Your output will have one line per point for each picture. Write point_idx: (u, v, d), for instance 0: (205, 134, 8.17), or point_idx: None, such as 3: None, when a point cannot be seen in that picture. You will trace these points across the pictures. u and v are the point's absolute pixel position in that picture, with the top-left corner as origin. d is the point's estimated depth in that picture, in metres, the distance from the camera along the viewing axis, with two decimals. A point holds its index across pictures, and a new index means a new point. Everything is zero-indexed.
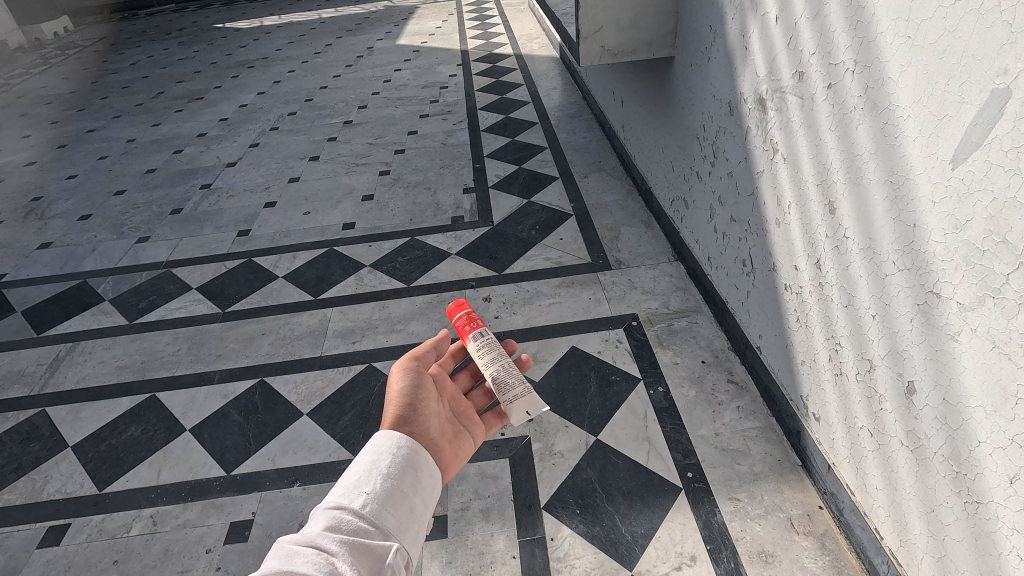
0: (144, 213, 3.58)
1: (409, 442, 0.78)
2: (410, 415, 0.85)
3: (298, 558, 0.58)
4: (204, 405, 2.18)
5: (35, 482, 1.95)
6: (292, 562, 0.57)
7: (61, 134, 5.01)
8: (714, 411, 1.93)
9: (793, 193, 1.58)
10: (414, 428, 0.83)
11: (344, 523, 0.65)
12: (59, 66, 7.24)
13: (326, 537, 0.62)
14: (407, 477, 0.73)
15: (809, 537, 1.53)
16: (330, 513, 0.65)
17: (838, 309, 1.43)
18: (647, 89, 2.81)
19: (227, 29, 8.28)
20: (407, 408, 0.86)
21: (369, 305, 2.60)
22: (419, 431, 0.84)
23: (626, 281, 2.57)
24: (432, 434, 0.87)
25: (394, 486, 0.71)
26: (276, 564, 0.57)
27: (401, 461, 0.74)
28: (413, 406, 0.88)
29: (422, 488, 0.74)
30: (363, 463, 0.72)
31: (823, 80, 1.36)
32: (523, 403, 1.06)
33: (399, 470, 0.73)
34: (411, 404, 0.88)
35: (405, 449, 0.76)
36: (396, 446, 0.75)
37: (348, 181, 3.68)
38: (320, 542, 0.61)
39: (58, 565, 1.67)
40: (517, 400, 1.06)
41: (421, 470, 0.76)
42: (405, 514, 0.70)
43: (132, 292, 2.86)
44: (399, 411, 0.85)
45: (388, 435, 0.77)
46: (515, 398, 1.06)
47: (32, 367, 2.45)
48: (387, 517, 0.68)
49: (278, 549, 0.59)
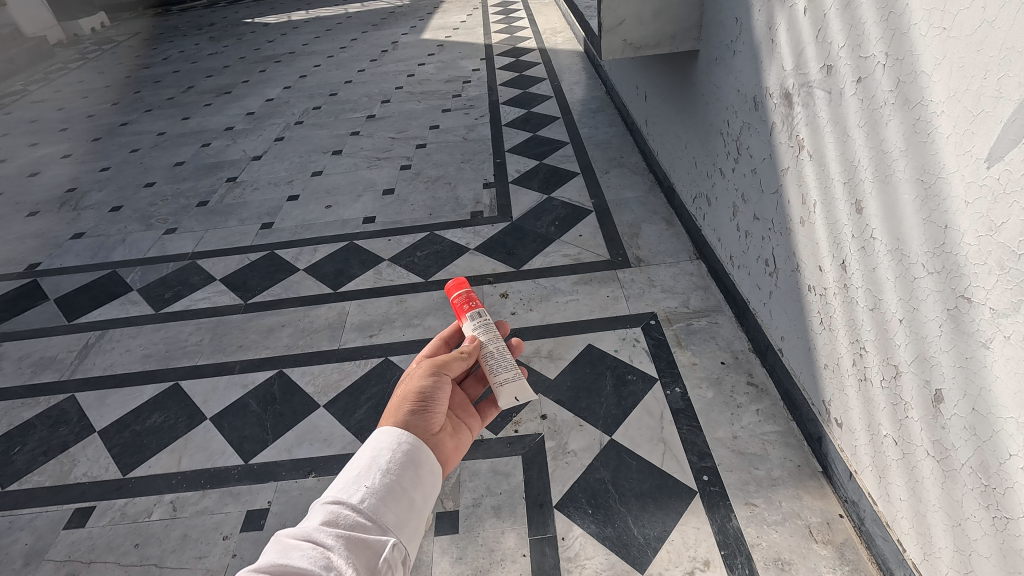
0: (172, 205, 3.66)
1: (412, 439, 0.76)
2: (419, 410, 0.84)
3: (294, 553, 0.58)
4: (224, 394, 2.22)
5: (63, 465, 2.01)
6: (287, 557, 0.57)
7: (95, 128, 5.16)
8: (732, 413, 1.89)
9: (819, 192, 1.52)
10: (420, 424, 0.82)
11: (342, 517, 0.64)
12: (95, 61, 7.44)
13: (323, 531, 0.61)
14: (407, 473, 0.71)
15: (827, 546, 1.49)
16: (328, 507, 0.65)
17: (863, 311, 1.38)
18: (670, 83, 2.76)
19: (256, 24, 8.40)
20: (419, 403, 0.85)
21: (386, 299, 2.61)
22: (426, 427, 0.83)
23: (645, 279, 2.53)
24: (439, 430, 0.86)
25: (395, 481, 0.70)
26: (272, 558, 0.57)
27: (402, 457, 0.73)
28: (425, 402, 0.86)
29: (422, 484, 0.72)
30: (364, 458, 0.71)
31: (852, 74, 1.31)
32: (513, 387, 1.01)
33: (399, 466, 0.71)
34: (423, 399, 0.86)
35: (406, 445, 0.74)
36: (396, 442, 0.74)
37: (369, 175, 3.70)
38: (316, 536, 0.61)
39: (82, 547, 1.73)
40: (507, 384, 1.01)
41: (423, 466, 0.74)
42: (405, 509, 0.68)
43: (159, 282, 2.93)
44: (409, 406, 0.84)
45: (391, 432, 0.76)
46: (506, 382, 1.01)
47: (62, 354, 2.54)
48: (386, 512, 0.66)
49: (275, 543, 0.59)
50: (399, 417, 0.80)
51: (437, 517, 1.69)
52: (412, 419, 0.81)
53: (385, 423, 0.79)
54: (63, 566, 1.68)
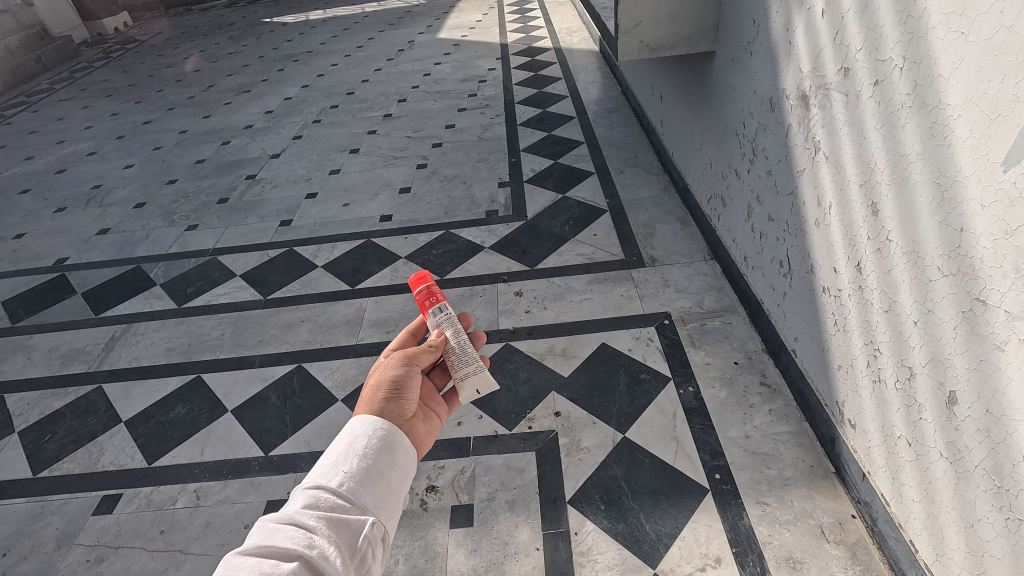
0: (194, 202, 3.74)
1: (387, 424, 0.75)
2: (392, 397, 0.82)
3: (279, 535, 0.58)
4: (245, 387, 2.28)
5: (92, 454, 2.08)
6: (271, 539, 0.58)
7: (119, 126, 5.27)
8: (745, 413, 1.90)
9: (835, 194, 1.53)
10: (394, 411, 0.80)
11: (322, 500, 0.64)
12: (118, 60, 7.57)
13: (305, 514, 0.62)
14: (384, 456, 0.71)
15: (839, 546, 1.50)
16: (308, 492, 0.64)
17: (878, 313, 1.39)
18: (686, 84, 2.76)
19: (275, 23, 8.50)
20: (393, 391, 0.83)
21: (403, 296, 2.65)
22: (400, 414, 0.81)
23: (659, 279, 2.54)
24: (413, 416, 0.84)
25: (372, 464, 0.69)
26: (257, 540, 0.58)
27: (378, 441, 0.72)
28: (398, 390, 0.84)
29: (399, 466, 0.72)
30: (341, 442, 0.71)
31: (870, 76, 1.32)
32: (474, 380, 1.00)
33: (376, 450, 0.71)
34: (396, 387, 0.84)
35: (381, 431, 0.73)
36: (372, 428, 0.73)
37: (386, 173, 3.75)
38: (300, 519, 0.61)
39: (110, 533, 1.79)
40: (469, 377, 1.00)
41: (399, 449, 0.73)
42: (383, 490, 0.68)
43: (181, 278, 3.00)
44: (382, 394, 0.82)
45: (366, 419, 0.75)
46: (468, 376, 1.00)
47: (90, 346, 2.61)
48: (365, 493, 0.66)
49: (260, 527, 0.60)
50: (374, 405, 0.79)
51: (452, 510, 1.73)
52: (386, 407, 0.80)
53: (361, 412, 0.77)
54: (92, 550, 1.74)
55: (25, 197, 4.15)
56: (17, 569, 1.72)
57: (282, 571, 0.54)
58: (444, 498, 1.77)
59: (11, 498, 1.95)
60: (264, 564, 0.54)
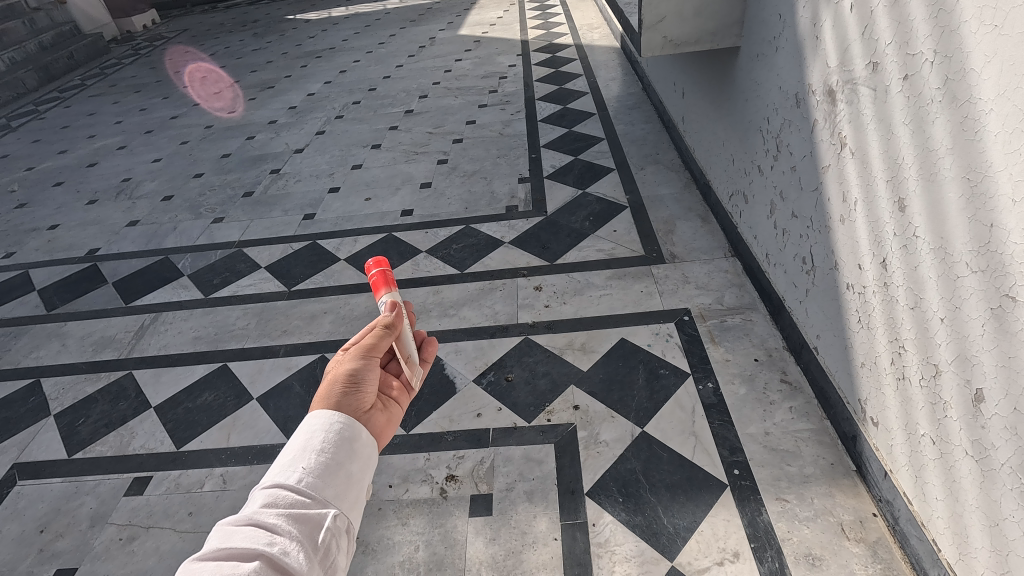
0: (220, 195, 3.82)
1: (344, 416, 0.66)
2: (349, 390, 0.70)
3: (237, 536, 0.52)
4: (270, 375, 2.33)
5: (123, 437, 2.15)
6: (229, 541, 0.51)
7: (147, 121, 5.39)
8: (765, 410, 1.89)
9: (860, 189, 1.52)
10: (352, 405, 0.69)
11: (280, 498, 0.56)
12: (147, 56, 7.74)
13: (265, 512, 0.55)
14: (343, 448, 0.62)
15: (860, 543, 1.49)
16: (265, 490, 0.57)
17: (903, 310, 1.38)
18: (710, 80, 2.74)
19: (298, 20, 8.61)
20: (349, 382, 0.71)
21: (424, 290, 2.69)
22: (359, 407, 0.69)
23: (679, 275, 2.54)
24: (373, 406, 0.73)
25: (332, 457, 0.61)
26: (214, 544, 0.51)
27: (337, 434, 0.63)
28: (356, 380, 0.72)
29: (360, 458, 0.63)
30: (296, 438, 0.62)
31: (898, 71, 1.31)
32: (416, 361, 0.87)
33: (334, 444, 0.62)
34: (354, 378, 0.72)
35: (339, 424, 0.64)
36: (328, 421, 0.64)
37: (407, 169, 3.79)
38: (259, 518, 0.54)
39: (141, 513, 1.85)
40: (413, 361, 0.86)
41: (358, 441, 0.64)
42: (344, 481, 0.61)
43: (208, 269, 3.07)
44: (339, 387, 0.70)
45: (322, 411, 0.65)
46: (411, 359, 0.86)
47: (121, 333, 2.69)
48: (326, 487, 0.59)
49: (215, 530, 0.53)
50: (329, 399, 0.67)
51: (471, 499, 1.76)
52: (343, 402, 0.68)
53: (316, 407, 0.66)
54: (124, 529, 1.80)
55: (59, 189, 4.28)
56: (54, 546, 1.79)
57: (244, 572, 0.47)
58: (463, 487, 1.79)
59: (48, 478, 2.03)
60: (224, 565, 0.47)
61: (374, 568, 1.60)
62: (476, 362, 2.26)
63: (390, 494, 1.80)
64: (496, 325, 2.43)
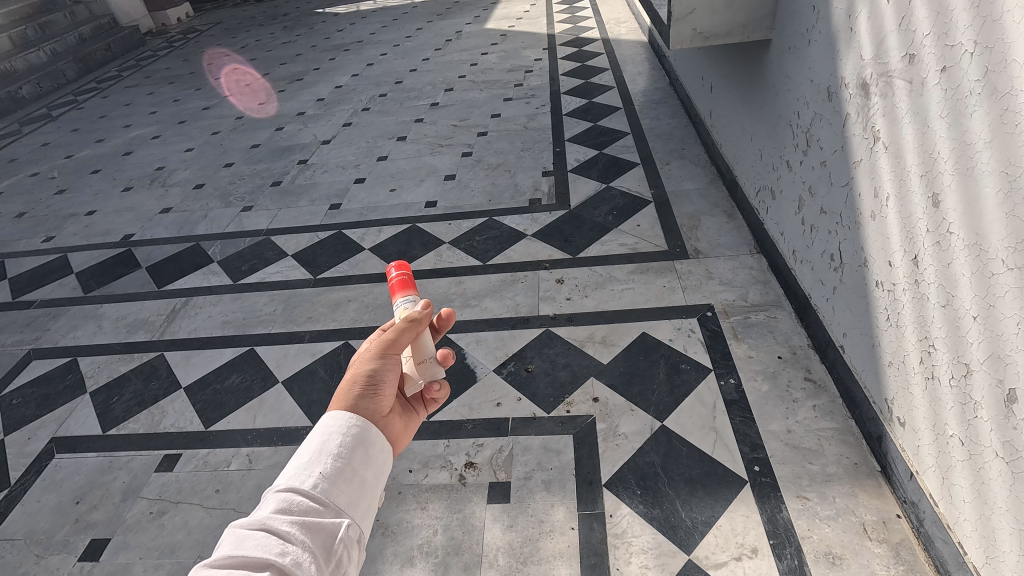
0: (249, 184, 3.90)
1: (360, 417, 0.66)
2: (367, 392, 0.71)
3: (249, 543, 0.51)
4: (295, 360, 2.39)
5: (155, 416, 2.22)
6: (241, 548, 0.50)
7: (181, 111, 5.52)
8: (787, 408, 1.87)
9: (892, 184, 1.49)
10: (370, 407, 0.69)
11: (295, 504, 0.56)
12: (180, 48, 7.90)
13: (277, 519, 0.55)
14: (359, 453, 0.62)
15: (882, 544, 1.47)
16: (280, 494, 0.57)
17: (934, 309, 1.35)
18: (739, 75, 2.71)
19: (327, 14, 8.71)
20: (367, 385, 0.71)
21: (446, 280, 2.72)
22: (376, 409, 0.70)
23: (703, 271, 2.52)
24: (389, 411, 0.74)
25: (347, 463, 0.61)
26: (226, 550, 0.51)
27: (352, 438, 0.63)
28: (375, 384, 0.72)
29: (375, 463, 0.64)
30: (312, 441, 0.61)
31: (936, 63, 1.28)
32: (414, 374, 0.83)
33: (350, 449, 0.62)
34: (372, 380, 0.72)
35: (355, 428, 0.64)
36: (345, 425, 0.64)
37: (432, 161, 3.82)
38: (271, 525, 0.54)
39: (171, 489, 1.92)
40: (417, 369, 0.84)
41: (374, 446, 0.64)
42: (358, 489, 0.60)
43: (237, 255, 3.15)
44: (357, 390, 0.70)
45: (339, 412, 0.65)
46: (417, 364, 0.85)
47: (153, 316, 2.78)
48: (339, 494, 0.59)
49: (228, 534, 0.53)
50: (346, 402, 0.68)
51: (489, 486, 1.78)
52: (361, 403, 0.69)
53: (333, 408, 0.67)
54: (154, 504, 1.87)
55: (96, 176, 4.42)
56: (89, 517, 1.86)
57: None
58: (482, 474, 1.81)
59: (83, 452, 2.11)
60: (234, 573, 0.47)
61: (393, 550, 1.63)
62: (497, 353, 2.28)
63: (410, 479, 1.83)
64: (517, 317, 2.44)
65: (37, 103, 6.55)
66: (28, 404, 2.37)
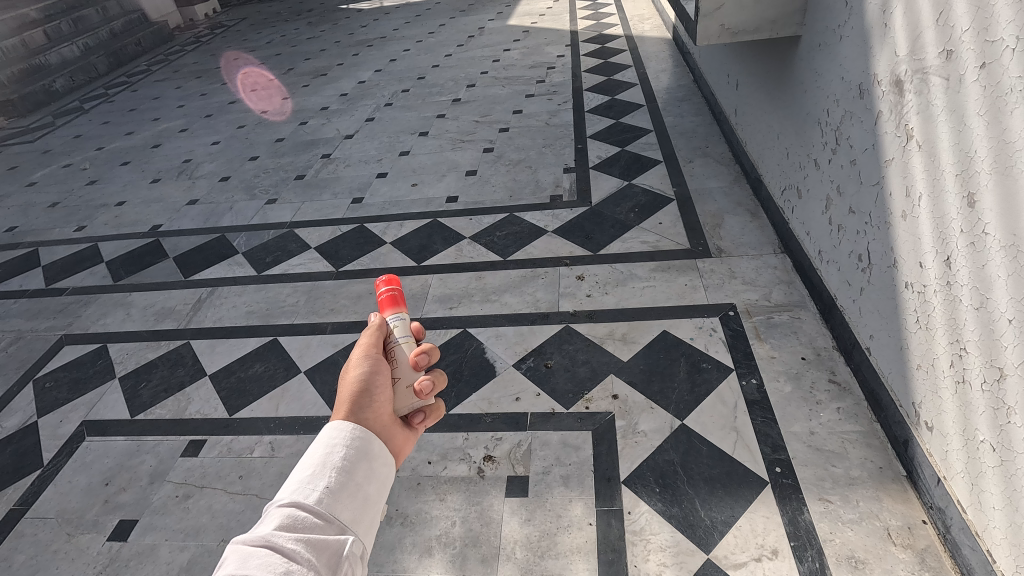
0: (273, 177, 3.95)
1: (362, 428, 0.67)
2: (363, 401, 0.72)
3: (253, 561, 0.49)
4: (317, 351, 2.42)
5: (181, 402, 2.27)
6: (244, 567, 0.48)
7: (207, 105, 5.62)
8: (811, 409, 1.85)
9: (925, 184, 1.46)
10: (367, 416, 0.70)
11: (298, 521, 0.56)
12: (208, 44, 8.04)
13: (280, 536, 0.53)
14: (362, 466, 0.63)
15: (907, 550, 1.45)
16: (283, 510, 0.56)
17: (967, 311, 1.32)
18: (767, 72, 2.68)
19: (351, 10, 8.78)
20: (361, 393, 0.73)
21: (466, 275, 2.73)
22: (375, 418, 0.71)
23: (725, 270, 2.49)
24: (391, 419, 0.75)
25: (350, 477, 0.61)
26: (229, 570, 0.48)
27: (355, 451, 0.63)
28: (368, 391, 0.74)
29: (378, 477, 0.64)
30: (315, 455, 0.62)
31: (975, 59, 1.25)
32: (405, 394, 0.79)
33: (353, 462, 0.62)
34: (365, 389, 0.74)
35: (358, 440, 0.65)
36: (348, 437, 0.64)
37: (453, 156, 3.83)
38: (275, 542, 0.52)
39: (196, 473, 1.96)
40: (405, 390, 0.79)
41: (377, 459, 0.65)
42: (362, 503, 0.61)
43: (261, 247, 3.20)
44: (353, 398, 0.72)
45: (341, 424, 0.65)
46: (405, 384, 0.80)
47: (180, 305, 2.84)
48: (342, 509, 0.59)
49: (228, 555, 0.50)
50: (345, 411, 0.69)
51: (508, 480, 1.78)
52: (358, 413, 0.70)
53: (335, 420, 0.67)
54: (180, 487, 1.91)
55: (126, 168, 4.52)
56: (117, 498, 1.91)
57: None
58: (500, 468, 1.82)
59: (112, 436, 2.17)
60: None
61: (412, 540, 1.65)
62: (516, 348, 2.29)
63: (429, 470, 1.85)
64: (537, 312, 2.44)
65: (71, 96, 6.72)
66: (60, 387, 2.44)
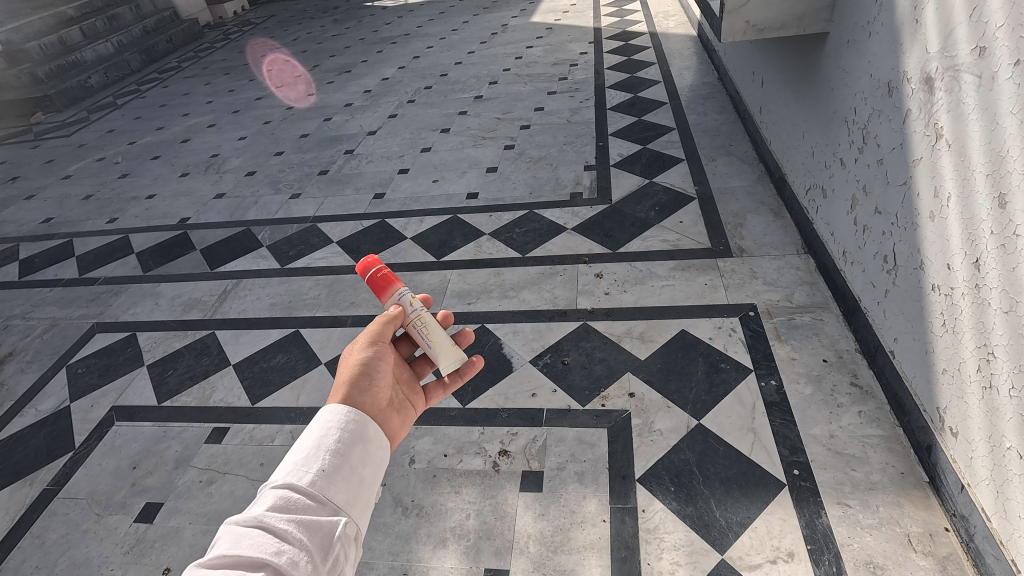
0: (297, 172, 4.02)
1: (358, 411, 0.68)
2: (363, 386, 0.74)
3: (245, 542, 0.51)
4: (338, 343, 2.46)
5: (205, 390, 2.33)
6: (236, 548, 0.51)
7: (235, 101, 5.73)
8: (831, 412, 1.82)
9: (954, 183, 1.43)
10: (365, 400, 0.72)
11: (291, 501, 0.57)
12: (237, 40, 8.20)
13: (274, 517, 0.55)
14: (356, 450, 0.64)
15: (928, 557, 1.42)
16: (278, 491, 0.58)
17: (996, 314, 1.29)
18: (793, 69, 2.64)
19: (376, 7, 8.86)
20: (360, 376, 0.75)
21: (485, 271, 2.74)
22: (373, 402, 0.74)
23: (747, 270, 2.46)
24: (387, 405, 0.78)
25: (344, 459, 0.62)
26: (222, 550, 0.51)
27: (349, 434, 0.65)
28: (368, 374, 0.77)
29: (372, 460, 0.66)
30: (310, 437, 0.63)
31: (1009, 56, 1.21)
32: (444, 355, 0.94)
33: (347, 445, 0.64)
34: (365, 372, 0.77)
35: (352, 422, 0.66)
36: (343, 420, 0.66)
37: (474, 153, 3.85)
38: (268, 523, 0.54)
39: (219, 460, 2.01)
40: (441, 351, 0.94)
41: (372, 442, 0.67)
42: (356, 486, 0.62)
43: (285, 241, 3.26)
44: (352, 381, 0.74)
45: (337, 407, 0.67)
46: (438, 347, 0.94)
47: (206, 297, 2.91)
48: (336, 491, 0.60)
49: (222, 534, 0.53)
50: (343, 395, 0.71)
51: (522, 475, 1.80)
52: (356, 397, 0.72)
53: (332, 403, 0.69)
54: (204, 473, 1.97)
55: (156, 162, 4.64)
56: (144, 482, 1.98)
57: None
58: (515, 463, 1.83)
59: (140, 421, 2.24)
60: None
61: (427, 531, 1.67)
62: (533, 344, 2.29)
63: (444, 463, 1.87)
64: (555, 309, 2.45)
65: (105, 92, 6.92)
66: (92, 373, 2.53)
